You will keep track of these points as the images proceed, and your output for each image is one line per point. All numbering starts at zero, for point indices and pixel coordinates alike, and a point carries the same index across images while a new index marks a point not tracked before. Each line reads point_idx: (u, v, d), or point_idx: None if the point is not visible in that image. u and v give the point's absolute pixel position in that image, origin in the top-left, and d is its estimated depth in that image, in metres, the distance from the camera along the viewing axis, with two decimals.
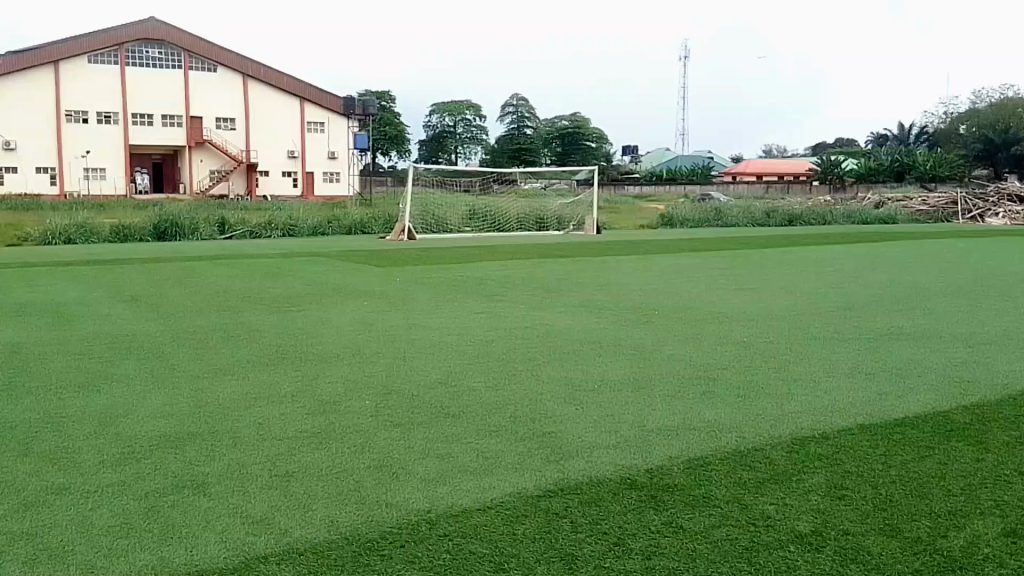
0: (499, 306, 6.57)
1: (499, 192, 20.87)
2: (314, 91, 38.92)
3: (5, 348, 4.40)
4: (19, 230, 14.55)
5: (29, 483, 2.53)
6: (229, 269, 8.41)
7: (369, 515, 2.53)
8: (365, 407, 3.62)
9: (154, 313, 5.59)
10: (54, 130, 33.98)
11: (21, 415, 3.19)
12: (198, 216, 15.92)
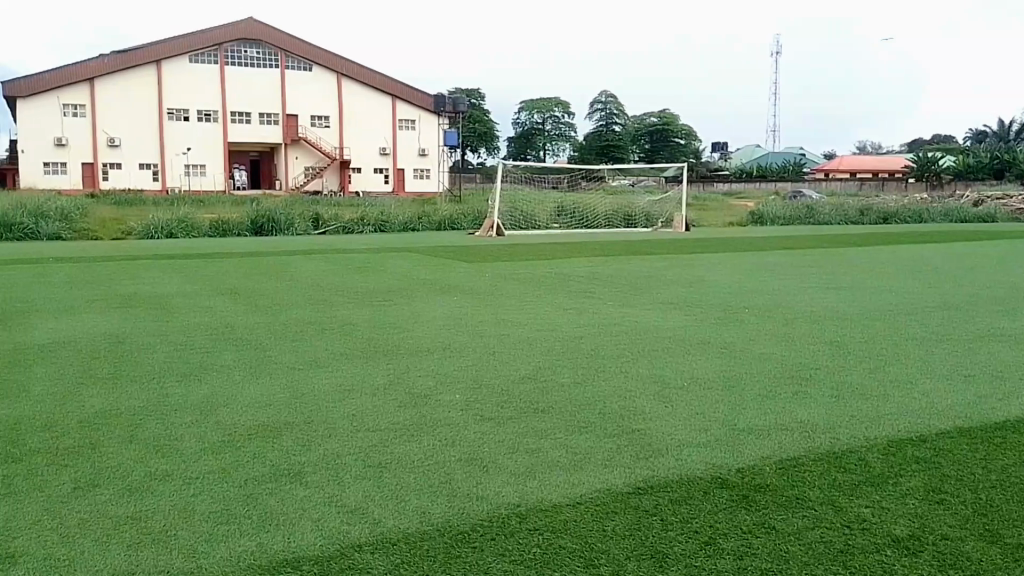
0: (587, 301, 6.54)
1: (587, 189, 20.82)
2: (405, 89, 39.65)
3: (113, 338, 4.58)
4: (125, 225, 15.18)
5: (134, 469, 2.61)
6: (323, 263, 8.60)
7: (460, 508, 2.53)
8: (455, 401, 3.64)
9: (251, 306, 5.74)
10: (155, 128, 35.31)
11: (128, 403, 3.30)
12: (294, 212, 16.33)
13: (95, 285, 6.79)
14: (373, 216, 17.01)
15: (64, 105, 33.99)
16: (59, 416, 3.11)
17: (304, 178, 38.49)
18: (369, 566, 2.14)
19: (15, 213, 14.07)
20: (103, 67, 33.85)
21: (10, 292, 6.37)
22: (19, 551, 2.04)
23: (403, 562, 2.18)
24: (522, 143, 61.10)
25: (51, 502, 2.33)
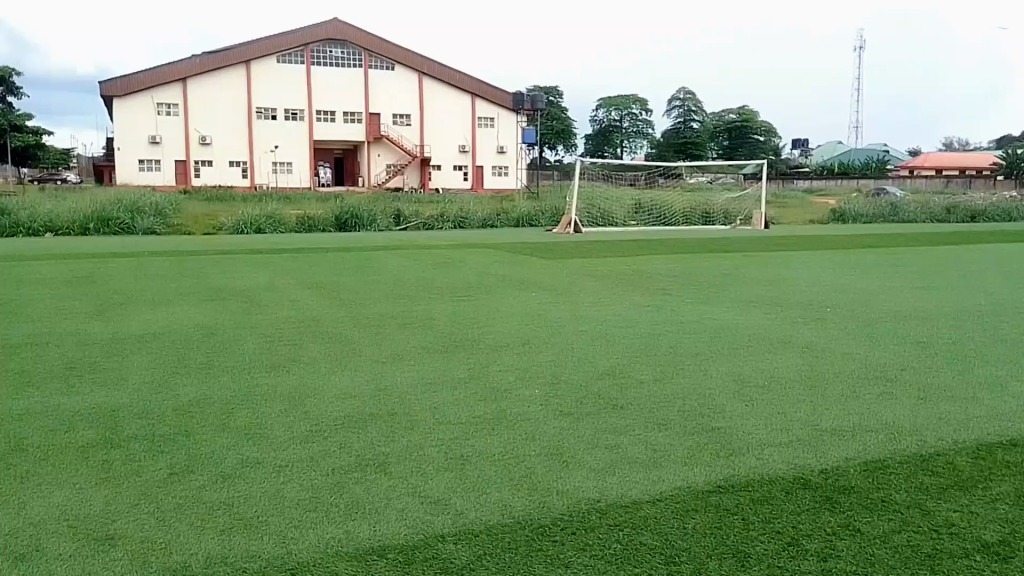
0: (664, 299, 6.47)
1: (665, 186, 20.64)
2: (484, 87, 39.87)
3: (205, 330, 4.73)
4: (217, 221, 15.68)
5: (227, 456, 2.69)
6: (405, 258, 8.72)
7: (540, 502, 2.53)
8: (535, 396, 3.65)
9: (336, 300, 5.86)
10: (246, 125, 36.36)
11: (220, 393, 3.41)
12: (376, 209, 16.61)
13: (190, 278, 7.03)
14: (452, 212, 17.18)
15: (158, 105, 35.17)
16: (158, 403, 3.24)
17: (386, 176, 39.10)
18: (452, 557, 2.16)
19: (114, 209, 14.66)
20: (194, 68, 34.96)
21: (110, 284, 6.64)
22: (119, 532, 2.11)
23: (484, 553, 2.19)
24: (599, 140, 60.87)
25: (148, 486, 2.41)
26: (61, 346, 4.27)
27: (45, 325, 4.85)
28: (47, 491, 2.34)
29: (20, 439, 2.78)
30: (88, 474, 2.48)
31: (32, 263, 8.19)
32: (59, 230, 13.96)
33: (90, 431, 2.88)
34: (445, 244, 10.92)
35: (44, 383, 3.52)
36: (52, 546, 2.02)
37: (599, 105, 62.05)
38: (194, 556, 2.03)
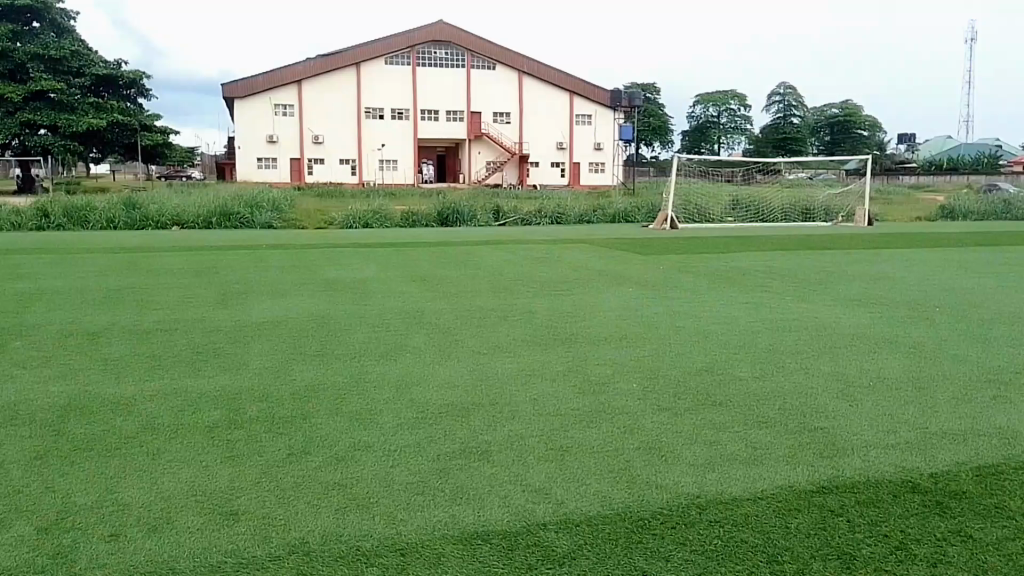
0: (765, 296, 6.35)
1: (763, 182, 20.27)
2: (583, 85, 39.78)
3: (317, 319, 4.91)
4: (326, 216, 16.16)
5: (341, 439, 2.80)
6: (505, 253, 8.82)
7: (640, 495, 2.54)
8: (633, 390, 3.66)
9: (438, 292, 5.98)
10: (356, 124, 37.34)
11: (330, 379, 3.55)
12: (476, 204, 16.80)
13: (302, 270, 7.30)
14: (550, 208, 17.22)
15: (275, 106, 36.39)
16: (273, 387, 3.39)
17: (485, 173, 39.52)
18: (553, 545, 2.19)
19: (232, 203, 15.26)
20: (310, 70, 36.04)
21: (230, 274, 6.95)
22: (242, 508, 2.23)
23: (585, 543, 2.22)
24: (696, 136, 60.00)
25: (267, 466, 2.54)
26: (187, 332, 4.51)
27: (173, 312, 5.12)
28: (177, 467, 2.49)
29: (153, 418, 2.96)
30: (214, 452, 2.62)
31: (161, 254, 8.66)
32: (185, 224, 14.60)
33: (215, 412, 3.05)
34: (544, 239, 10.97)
35: (174, 366, 3.74)
36: (183, 518, 2.15)
37: (696, 101, 61.20)
38: (311, 533, 2.12)
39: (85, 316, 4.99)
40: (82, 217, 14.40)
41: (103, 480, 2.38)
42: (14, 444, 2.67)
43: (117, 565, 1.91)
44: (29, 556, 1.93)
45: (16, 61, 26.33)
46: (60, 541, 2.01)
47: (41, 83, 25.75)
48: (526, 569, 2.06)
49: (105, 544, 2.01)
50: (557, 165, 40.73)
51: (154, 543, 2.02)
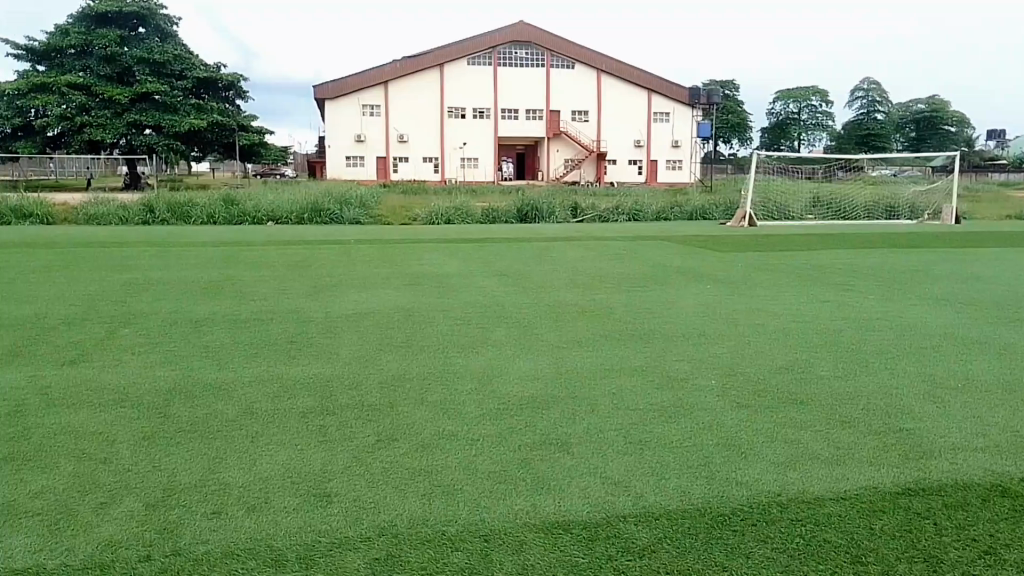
0: (848, 295, 6.22)
1: (844, 180, 19.92)
2: (661, 82, 39.38)
3: (401, 312, 5.02)
4: (409, 213, 16.41)
5: (426, 427, 2.87)
6: (584, 250, 8.83)
7: (721, 491, 2.53)
8: (712, 386, 3.64)
9: (517, 287, 6.04)
10: (439, 122, 37.87)
11: (414, 369, 3.64)
12: (554, 201, 16.82)
13: (387, 264, 7.45)
14: (628, 205, 17.13)
15: (363, 106, 37.20)
16: (359, 376, 3.50)
17: (563, 170, 39.48)
18: (634, 537, 2.20)
19: (322, 200, 15.61)
20: (395, 71, 36.76)
21: (318, 268, 7.15)
22: (334, 491, 2.32)
23: (666, 536, 2.22)
24: (776, 132, 58.91)
25: (357, 451, 2.62)
26: (278, 323, 4.67)
27: (266, 303, 5.31)
28: (273, 450, 2.61)
29: (251, 402, 3.11)
30: (308, 436, 2.73)
31: (254, 248, 8.96)
32: (278, 220, 14.99)
33: (307, 398, 3.17)
34: (621, 236, 10.93)
35: (269, 354, 3.89)
36: (279, 499, 2.25)
37: (777, 97, 60.10)
38: (399, 516, 2.19)
39: (184, 306, 5.22)
40: (182, 212, 14.93)
41: (206, 460, 2.51)
42: (124, 424, 2.84)
43: (220, 540, 2.01)
44: (140, 529, 2.06)
45: (124, 65, 27.34)
46: (168, 515, 2.13)
47: (147, 85, 26.72)
48: (606, 559, 2.08)
49: (209, 520, 2.11)
50: (634, 162, 40.41)
51: (253, 521, 2.12)
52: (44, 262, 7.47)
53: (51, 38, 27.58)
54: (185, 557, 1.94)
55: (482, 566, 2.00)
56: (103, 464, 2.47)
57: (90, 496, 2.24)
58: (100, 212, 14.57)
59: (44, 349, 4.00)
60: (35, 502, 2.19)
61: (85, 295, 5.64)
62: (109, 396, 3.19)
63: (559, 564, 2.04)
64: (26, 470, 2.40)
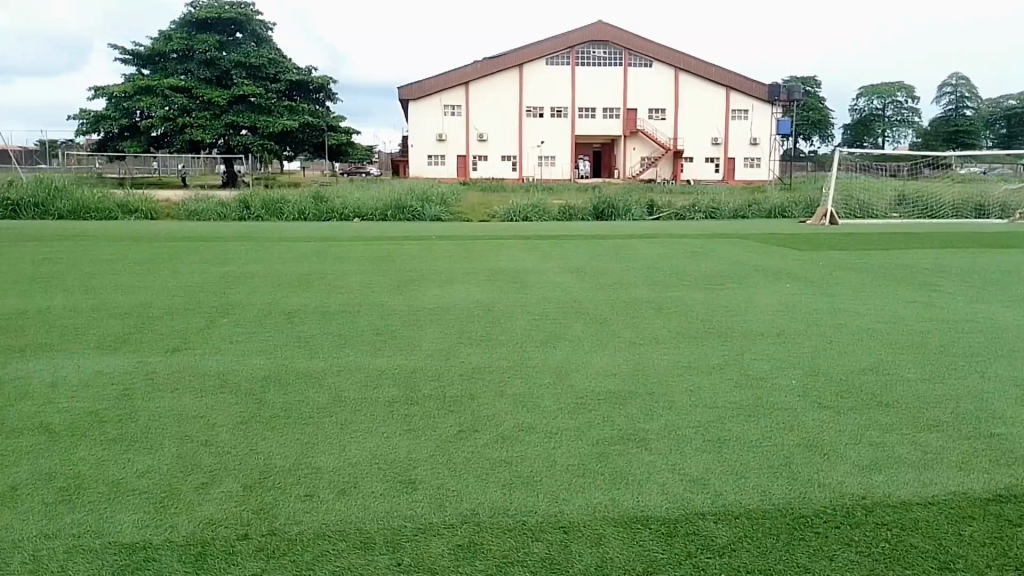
0: (935, 296, 6.02)
1: (931, 176, 19.32)
2: (741, 80, 38.61)
3: (480, 306, 5.09)
4: (487, 210, 16.55)
5: (505, 420, 2.94)
6: (661, 247, 8.77)
7: (802, 491, 2.49)
8: (792, 386, 3.59)
9: (593, 284, 6.05)
10: (517, 121, 38.10)
11: (494, 363, 3.71)
12: (630, 199, 16.72)
13: (467, 260, 7.54)
14: (705, 203, 16.89)
15: (444, 106, 37.78)
16: (440, 369, 3.59)
17: (639, 168, 39.11)
18: (713, 535, 2.19)
19: (405, 197, 15.80)
20: (476, 72, 37.22)
21: (401, 263, 7.30)
22: (418, 478, 2.40)
23: (745, 536, 2.20)
24: (859, 129, 57.38)
25: (441, 440, 2.71)
26: (362, 315, 4.79)
27: (351, 296, 5.46)
28: (361, 437, 2.72)
29: (340, 392, 3.25)
30: (393, 425, 2.83)
31: (339, 244, 9.18)
32: (363, 216, 15.25)
33: (392, 389, 3.30)
34: (700, 234, 10.78)
35: (356, 346, 4.02)
36: (367, 484, 2.35)
37: (861, 93, 58.52)
38: (480, 506, 2.25)
39: (276, 297, 5.42)
40: (275, 209, 15.34)
41: (297, 445, 2.63)
42: (223, 409, 3.02)
43: (312, 522, 2.11)
44: (238, 508, 2.18)
45: (223, 69, 28.21)
46: (265, 496, 2.26)
47: (243, 87, 27.57)
48: (686, 556, 2.08)
49: (301, 503, 2.22)
50: (712, 160, 39.69)
51: (341, 505, 2.22)
52: (147, 255, 7.83)
53: (156, 43, 28.72)
54: (279, 536, 2.04)
55: (561, 557, 2.03)
56: (204, 446, 2.63)
57: (191, 476, 2.39)
58: (200, 208, 15.12)
59: (150, 337, 4.23)
60: (143, 480, 2.35)
61: (187, 285, 5.91)
62: (209, 383, 3.38)
63: (638, 558, 2.05)
64: (134, 450, 2.59)
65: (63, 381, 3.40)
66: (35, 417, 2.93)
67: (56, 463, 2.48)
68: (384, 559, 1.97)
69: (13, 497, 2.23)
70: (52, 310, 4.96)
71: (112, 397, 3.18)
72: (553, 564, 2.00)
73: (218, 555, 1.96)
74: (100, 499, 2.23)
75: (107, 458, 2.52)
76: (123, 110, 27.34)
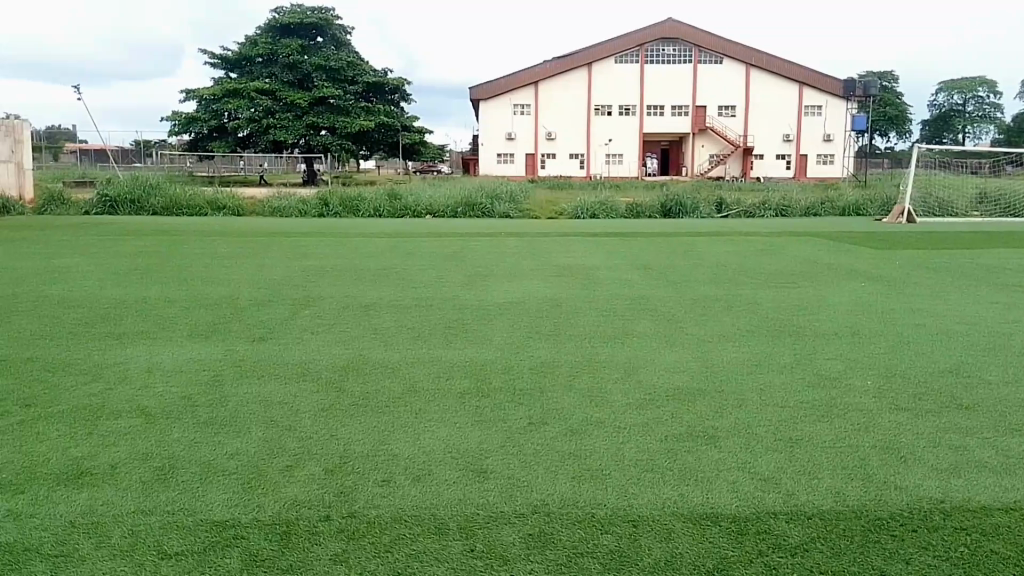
0: (1019, 296, 5.81)
1: (1015, 173, 18.61)
2: (815, 75, 37.73)
3: (549, 301, 5.13)
4: (555, 207, 16.56)
5: (574, 413, 2.99)
6: (730, 245, 8.67)
7: (878, 494, 2.43)
8: (867, 387, 3.52)
9: (660, 281, 6.02)
10: (585, 120, 38.08)
11: (563, 357, 3.76)
12: (700, 197, 16.54)
13: (536, 256, 7.59)
14: (776, 201, 16.59)
15: (513, 105, 38.06)
16: (510, 362, 3.66)
17: (708, 166, 38.59)
18: (785, 535, 2.17)
19: (474, 194, 15.91)
20: (546, 72, 37.40)
21: (473, 258, 7.40)
22: (489, 468, 2.49)
23: (819, 536, 2.17)
24: (938, 125, 55.65)
25: (511, 432, 2.79)
26: (433, 309, 4.87)
27: (423, 290, 5.56)
28: (435, 427, 2.83)
29: (414, 382, 3.36)
30: (465, 416, 2.93)
31: (411, 239, 9.33)
32: (434, 214, 15.38)
33: (465, 380, 3.39)
34: (771, 232, 10.61)
35: (428, 338, 4.11)
36: (441, 472, 2.46)
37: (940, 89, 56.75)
38: (550, 496, 2.30)
39: (352, 290, 5.56)
40: (352, 206, 15.60)
41: (375, 433, 2.76)
42: (305, 396, 3.17)
43: (389, 507, 2.23)
44: (319, 491, 2.31)
45: (304, 72, 28.89)
46: (345, 480, 2.39)
47: (323, 89, 28.05)
48: (757, 554, 2.07)
49: (379, 488, 2.34)
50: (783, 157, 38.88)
51: (418, 490, 2.33)
52: (230, 249, 8.10)
53: (242, 47, 29.52)
54: (357, 519, 2.16)
55: (630, 549, 2.05)
56: (287, 431, 2.79)
57: (277, 458, 2.56)
58: (282, 205, 15.49)
59: (236, 326, 4.40)
60: (232, 462, 2.52)
61: (267, 278, 6.10)
62: (291, 371, 3.52)
63: (708, 554, 2.05)
64: (223, 433, 2.77)
65: (158, 366, 3.59)
66: (134, 401, 3.13)
67: (153, 443, 2.68)
68: (458, 545, 2.05)
69: (116, 475, 2.43)
70: (146, 300, 5.19)
71: (203, 382, 3.36)
72: (622, 557, 2.02)
73: (301, 534, 2.09)
74: (192, 479, 2.40)
75: (198, 440, 2.70)
76: (212, 112, 28.06)
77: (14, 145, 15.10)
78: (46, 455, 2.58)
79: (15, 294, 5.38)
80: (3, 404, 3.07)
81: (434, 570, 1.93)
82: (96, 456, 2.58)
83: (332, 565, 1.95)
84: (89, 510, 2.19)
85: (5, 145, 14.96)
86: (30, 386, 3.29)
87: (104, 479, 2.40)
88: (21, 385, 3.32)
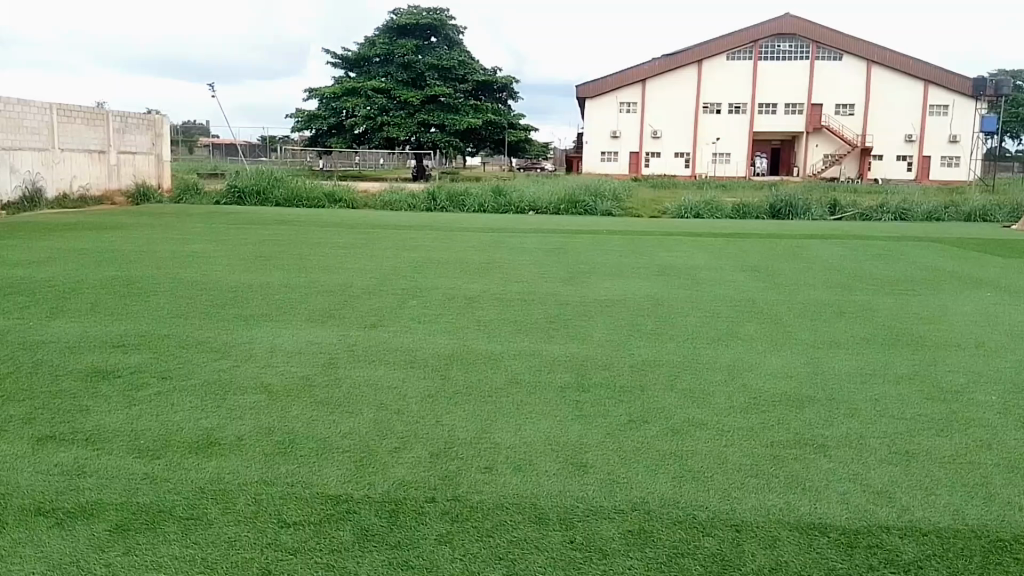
0: None
1: None
2: (942, 74, 35.92)
3: (651, 300, 5.11)
4: (659, 207, 16.40)
5: (675, 413, 2.98)
6: (840, 248, 8.37)
7: (1001, 515, 2.26)
8: (992, 403, 3.26)
9: (769, 284, 5.89)
10: (692, 118, 37.58)
11: (666, 356, 3.77)
12: (812, 198, 16.04)
13: (639, 254, 7.53)
14: (895, 204, 15.89)
15: (620, 103, 38.03)
16: (612, 359, 3.68)
17: (822, 165, 37.36)
18: (898, 551, 2.08)
19: (580, 192, 15.88)
20: (654, 69, 37.17)
21: (576, 255, 7.39)
22: (589, 461, 2.52)
23: (935, 554, 2.07)
24: None
25: (611, 429, 2.81)
26: (538, 304, 4.91)
27: (526, 284, 5.60)
28: (535, 418, 2.88)
29: (516, 374, 3.41)
30: (565, 410, 2.97)
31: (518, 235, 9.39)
32: (538, 210, 15.38)
33: (566, 375, 3.42)
34: (892, 236, 10.15)
35: (532, 332, 4.15)
36: (542, 463, 2.50)
37: None
38: (650, 494, 2.31)
39: (460, 283, 5.64)
40: (460, 201, 15.82)
41: (479, 421, 2.83)
42: (412, 382, 3.27)
43: (493, 491, 2.29)
44: (426, 474, 2.40)
45: (417, 70, 29.48)
46: (449, 466, 2.45)
47: (435, 87, 28.46)
48: (867, 569, 2.00)
49: (482, 474, 2.40)
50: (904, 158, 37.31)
51: (516, 479, 2.38)
52: (345, 240, 8.35)
53: (361, 48, 30.43)
54: (461, 503, 2.22)
55: (734, 554, 2.04)
56: (397, 415, 2.89)
57: (387, 440, 2.65)
58: (392, 199, 15.88)
59: (351, 313, 4.55)
60: (347, 441, 2.62)
61: (379, 268, 6.28)
62: (400, 358, 3.62)
63: (815, 566, 2.00)
64: (337, 412, 2.89)
65: (281, 347, 3.77)
66: (259, 378, 3.29)
67: (274, 418, 2.81)
68: (558, 535, 2.08)
69: (241, 446, 2.57)
70: (268, 285, 5.42)
71: (319, 363, 3.51)
72: (724, 561, 2.00)
73: (410, 513, 2.16)
74: (310, 454, 2.53)
75: (315, 418, 2.82)
76: (331, 110, 29.23)
77: (154, 138, 16.49)
78: (178, 425, 2.75)
79: (151, 275, 5.71)
80: (142, 375, 3.30)
81: (534, 559, 1.97)
82: (224, 427, 2.74)
83: (437, 545, 2.02)
84: (216, 479, 2.33)
85: (146, 138, 16.32)
86: (165, 360, 3.51)
87: (230, 449, 2.55)
88: (159, 358, 3.54)
